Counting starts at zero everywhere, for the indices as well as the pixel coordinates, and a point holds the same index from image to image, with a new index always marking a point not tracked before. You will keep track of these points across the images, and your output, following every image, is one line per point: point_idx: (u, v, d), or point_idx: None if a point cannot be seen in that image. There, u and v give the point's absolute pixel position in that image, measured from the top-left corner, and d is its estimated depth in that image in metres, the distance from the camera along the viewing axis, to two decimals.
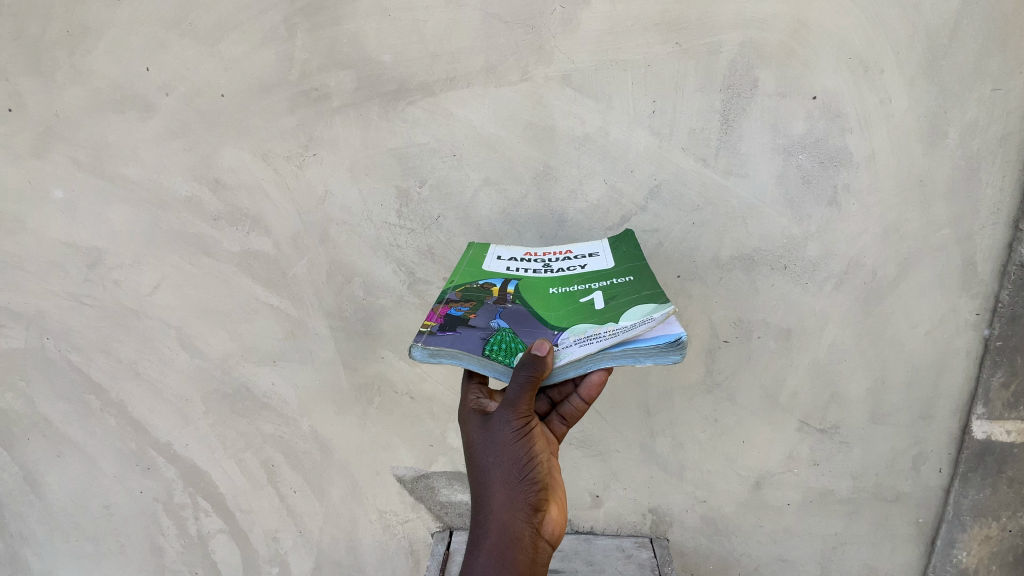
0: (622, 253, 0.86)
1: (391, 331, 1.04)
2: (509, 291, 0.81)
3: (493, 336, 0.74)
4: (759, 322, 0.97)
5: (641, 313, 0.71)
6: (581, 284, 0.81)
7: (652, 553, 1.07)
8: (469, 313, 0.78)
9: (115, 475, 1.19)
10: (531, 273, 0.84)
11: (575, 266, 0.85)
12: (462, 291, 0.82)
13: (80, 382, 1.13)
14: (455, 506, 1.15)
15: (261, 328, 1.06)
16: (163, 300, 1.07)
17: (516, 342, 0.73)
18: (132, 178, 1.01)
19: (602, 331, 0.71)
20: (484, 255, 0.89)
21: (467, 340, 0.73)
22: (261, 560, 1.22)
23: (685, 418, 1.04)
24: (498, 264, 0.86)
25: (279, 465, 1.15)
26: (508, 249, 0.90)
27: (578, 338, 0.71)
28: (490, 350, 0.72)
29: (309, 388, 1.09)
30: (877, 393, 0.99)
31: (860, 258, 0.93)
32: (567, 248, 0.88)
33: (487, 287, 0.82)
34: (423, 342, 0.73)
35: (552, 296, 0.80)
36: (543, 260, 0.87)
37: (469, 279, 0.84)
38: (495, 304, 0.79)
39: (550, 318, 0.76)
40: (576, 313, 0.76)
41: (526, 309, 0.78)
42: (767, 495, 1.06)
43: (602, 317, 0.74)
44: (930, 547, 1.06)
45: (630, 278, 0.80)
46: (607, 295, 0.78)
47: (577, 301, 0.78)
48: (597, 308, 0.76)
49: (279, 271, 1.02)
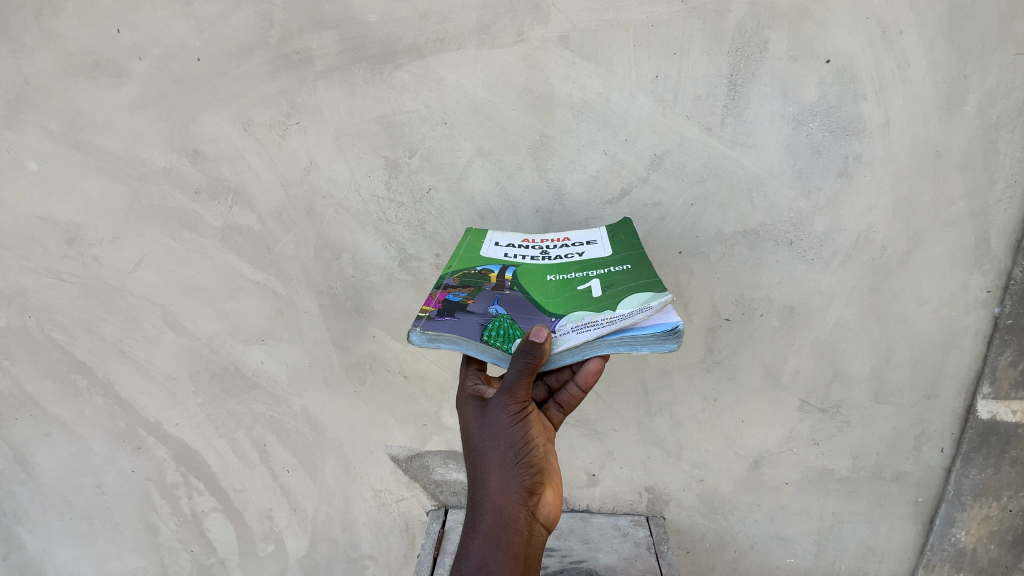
0: (619, 241, 0.82)
1: (382, 309, 1.01)
2: (507, 277, 0.78)
3: (491, 321, 0.71)
4: (763, 299, 0.93)
5: (638, 302, 0.68)
6: (579, 272, 0.77)
7: (648, 532, 1.06)
8: (467, 299, 0.74)
9: (106, 454, 1.17)
10: (529, 260, 0.80)
11: (573, 254, 0.81)
12: (461, 277, 0.78)
13: (65, 361, 1.11)
14: (450, 484, 1.14)
15: (248, 306, 1.03)
16: (146, 277, 1.03)
17: (514, 328, 0.70)
18: (108, 149, 0.96)
19: (598, 318, 0.68)
20: (482, 241, 0.85)
21: (465, 325, 0.71)
22: (257, 538, 1.22)
23: (684, 398, 1.01)
24: (496, 251, 0.83)
25: (272, 444, 1.13)
26: (505, 236, 0.86)
27: (575, 324, 0.69)
28: (489, 335, 0.70)
29: (299, 367, 1.06)
30: (881, 371, 0.97)
31: (869, 233, 0.89)
32: (565, 235, 0.84)
33: (485, 273, 0.78)
34: (421, 327, 0.70)
35: (549, 283, 0.76)
36: (541, 247, 0.83)
37: (467, 265, 0.81)
38: (493, 289, 0.76)
39: (548, 305, 0.73)
40: (574, 300, 0.73)
41: (523, 296, 0.75)
42: (766, 474, 1.05)
43: (599, 304, 0.71)
44: (929, 526, 1.05)
45: (629, 266, 0.76)
46: (604, 283, 0.74)
47: (575, 289, 0.75)
48: (594, 295, 0.73)
49: (265, 247, 0.98)
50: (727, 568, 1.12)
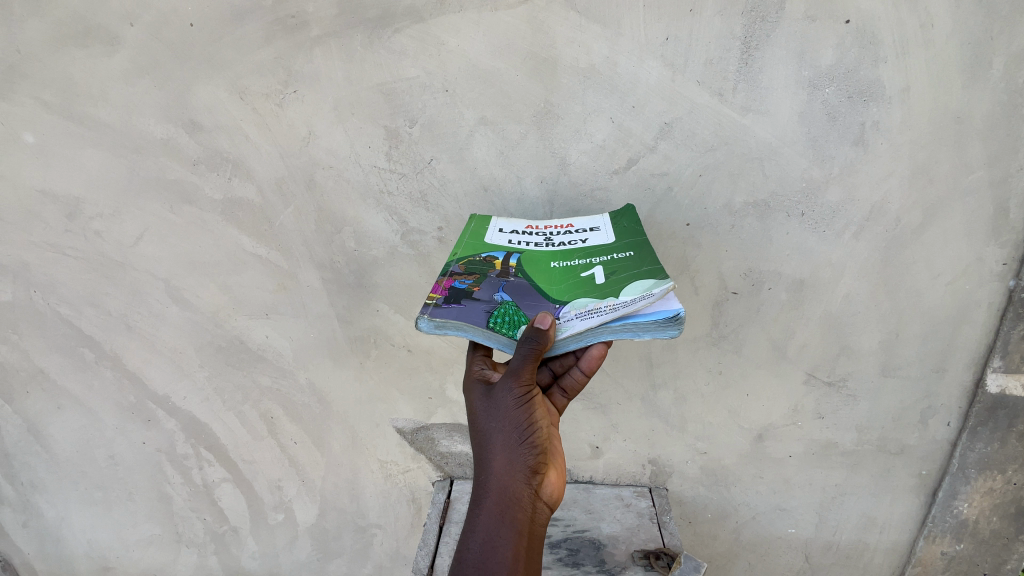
0: (623, 227, 0.81)
1: (385, 283, 1.00)
2: (512, 264, 0.76)
3: (498, 308, 0.70)
4: (771, 272, 0.92)
5: (641, 290, 0.68)
6: (582, 258, 0.76)
7: (651, 502, 1.07)
8: (473, 286, 0.73)
9: (117, 427, 1.19)
10: (533, 247, 0.79)
11: (576, 240, 0.80)
12: (466, 263, 0.77)
13: (72, 335, 1.11)
14: (455, 456, 1.15)
15: (251, 280, 1.02)
16: (148, 251, 1.02)
17: (519, 315, 0.69)
18: (103, 120, 0.94)
19: (600, 306, 0.68)
20: (485, 228, 0.83)
21: (471, 313, 0.69)
22: (267, 507, 1.24)
23: (689, 371, 1.01)
24: (500, 238, 0.81)
25: (278, 417, 1.15)
26: (509, 222, 0.84)
27: (579, 311, 0.68)
28: (495, 323, 0.69)
29: (304, 341, 1.07)
30: (890, 345, 0.95)
31: (883, 203, 0.86)
32: (568, 221, 0.82)
33: (490, 261, 0.77)
34: (428, 314, 0.69)
35: (553, 271, 0.75)
36: (545, 233, 0.81)
37: (471, 252, 0.79)
38: (498, 276, 0.75)
39: (551, 292, 0.72)
40: (577, 287, 0.72)
41: (528, 284, 0.74)
42: (769, 447, 1.05)
43: (602, 292, 0.70)
44: (931, 498, 1.06)
45: (631, 254, 0.76)
46: (607, 271, 0.74)
47: (578, 276, 0.74)
48: (597, 283, 0.72)
49: (266, 220, 0.97)
50: (729, 538, 1.14)
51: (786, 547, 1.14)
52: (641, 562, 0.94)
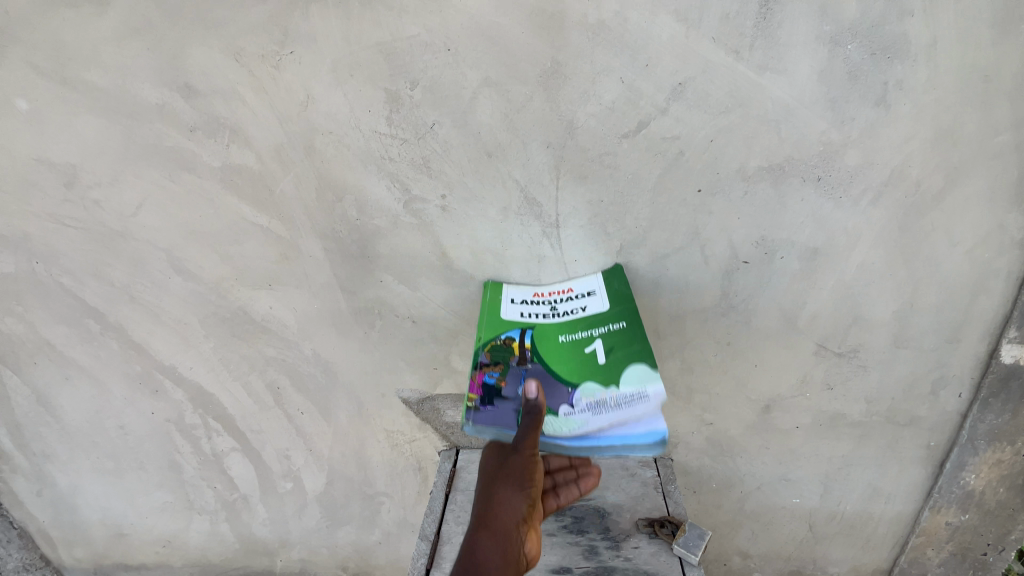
0: (616, 291, 0.93)
1: (388, 253, 0.98)
2: (527, 346, 0.91)
3: (523, 406, 0.87)
4: (784, 241, 0.89)
5: (639, 380, 0.86)
6: (585, 330, 0.91)
7: (656, 472, 1.05)
8: (499, 380, 0.90)
9: (125, 397, 1.20)
10: (542, 319, 0.93)
11: (577, 309, 0.93)
12: (491, 352, 0.92)
13: (77, 307, 1.11)
14: (460, 426, 1.16)
15: (253, 250, 1.01)
16: (148, 220, 1.01)
17: (544, 409, 0.87)
18: (96, 85, 0.91)
19: (607, 398, 0.86)
20: (499, 300, 0.96)
21: (504, 414, 0.87)
22: (276, 476, 1.26)
23: (697, 343, 0.99)
24: (513, 311, 0.95)
25: (284, 387, 1.15)
26: (518, 290, 0.97)
27: (591, 402, 0.86)
28: (523, 431, 0.87)
29: (307, 312, 1.06)
30: (904, 315, 0.93)
31: (904, 168, 0.83)
32: (568, 286, 0.96)
33: (509, 343, 0.92)
34: (471, 421, 0.87)
35: (561, 346, 0.91)
36: (550, 302, 0.95)
37: (493, 334, 0.93)
38: (517, 364, 0.90)
39: (564, 376, 0.89)
40: (584, 367, 0.89)
41: (543, 368, 0.89)
42: (776, 418, 1.04)
43: (603, 376, 0.87)
44: (938, 469, 1.05)
45: (625, 325, 0.90)
46: (607, 347, 0.89)
47: (583, 352, 0.90)
48: (600, 363, 0.88)
49: (266, 188, 0.95)
50: (733, 507, 1.15)
51: (790, 516, 1.14)
52: (646, 530, 0.93)
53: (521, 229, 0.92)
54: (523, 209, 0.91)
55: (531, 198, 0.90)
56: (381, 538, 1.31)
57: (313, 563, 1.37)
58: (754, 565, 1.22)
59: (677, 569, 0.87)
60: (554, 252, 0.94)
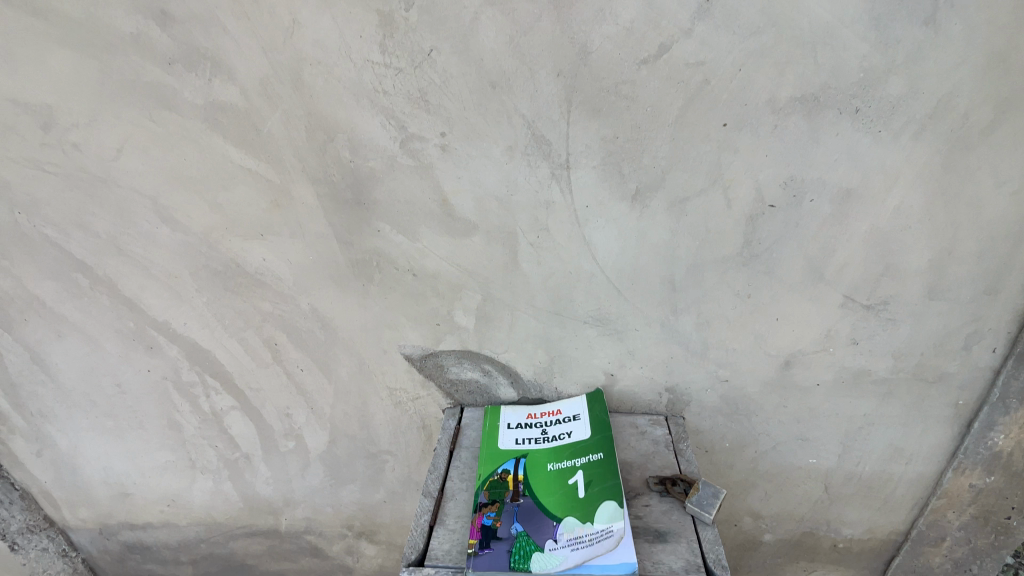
0: (597, 424, 0.95)
1: (385, 199, 0.92)
2: (519, 476, 0.85)
3: (515, 544, 0.75)
4: (815, 181, 0.82)
5: (608, 518, 0.77)
6: (568, 459, 0.87)
7: (667, 430, 1.01)
8: (496, 520, 0.78)
9: (120, 355, 1.17)
10: (532, 446, 0.91)
11: (562, 436, 0.93)
12: (489, 489, 0.83)
13: (64, 260, 1.07)
14: (464, 383, 1.10)
15: (242, 196, 0.95)
16: (131, 165, 0.95)
17: (530, 544, 0.74)
18: (66, 13, 0.84)
19: (582, 535, 0.75)
20: (496, 424, 0.98)
21: (498, 559, 0.73)
22: (277, 435, 1.24)
23: (715, 295, 0.93)
24: (509, 438, 0.94)
25: (282, 343, 1.11)
26: (514, 414, 1.00)
27: (570, 538, 0.75)
28: (516, 561, 0.72)
29: (302, 263, 1.01)
30: (940, 265, 0.87)
31: (952, 97, 0.75)
32: (557, 408, 0.99)
33: (502, 476, 0.85)
34: (472, 567, 0.72)
35: (549, 475, 0.85)
36: (540, 425, 0.96)
37: (488, 461, 0.89)
38: (511, 501, 0.81)
39: (547, 504, 0.80)
40: (565, 499, 0.81)
41: (533, 502, 0.81)
42: (796, 375, 0.99)
43: (581, 511, 0.78)
44: (964, 428, 1.01)
45: (602, 455, 0.87)
46: (586, 479, 0.83)
47: (566, 483, 0.83)
48: (579, 495, 0.81)
49: (253, 128, 0.88)
50: (746, 467, 1.11)
51: (805, 477, 1.10)
52: (657, 488, 0.87)
53: (528, 170, 0.85)
54: (530, 148, 0.84)
55: (538, 135, 0.83)
56: (385, 497, 1.30)
57: (317, 522, 1.37)
58: (766, 526, 1.19)
59: (689, 529, 0.79)
60: (563, 197, 0.87)
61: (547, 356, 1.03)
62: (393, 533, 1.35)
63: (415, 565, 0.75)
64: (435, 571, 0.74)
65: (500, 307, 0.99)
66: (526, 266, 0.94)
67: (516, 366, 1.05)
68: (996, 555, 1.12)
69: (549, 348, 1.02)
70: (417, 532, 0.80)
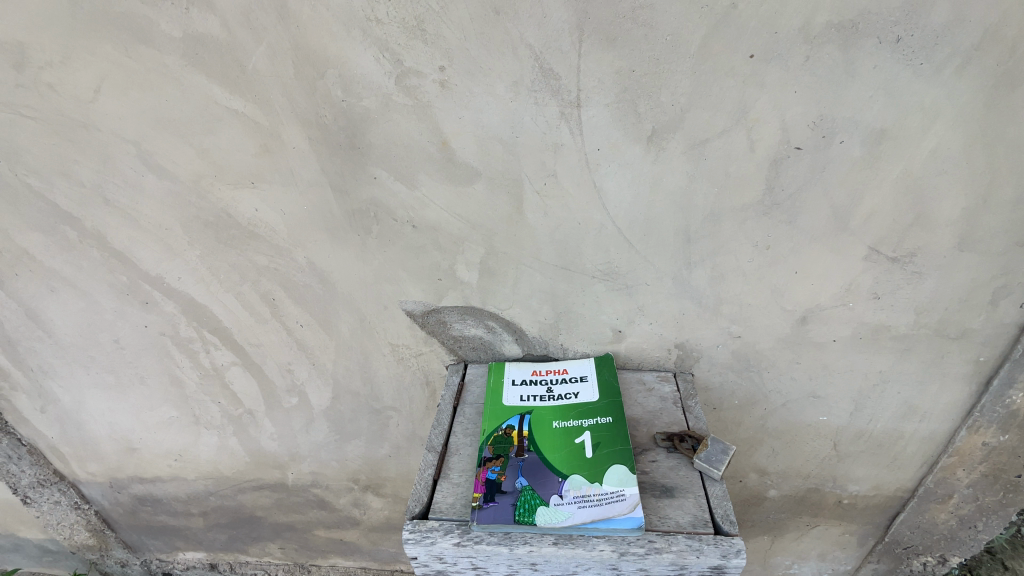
0: (606, 386, 0.92)
1: (381, 143, 0.86)
2: (525, 433, 0.83)
3: (520, 498, 0.73)
4: (846, 121, 0.75)
5: (619, 480, 0.74)
6: (576, 419, 0.85)
7: (675, 387, 0.98)
8: (501, 474, 0.76)
9: (116, 310, 1.14)
10: (538, 404, 0.89)
11: (569, 395, 0.90)
12: (494, 445, 0.81)
13: (49, 211, 1.02)
14: (468, 340, 1.07)
15: (230, 141, 0.89)
16: (110, 108, 0.89)
17: (535, 498, 0.73)
18: None
19: (590, 493, 0.73)
20: (501, 380, 0.95)
21: (503, 512, 0.71)
22: (280, 391, 1.23)
23: (731, 247, 0.88)
24: (514, 394, 0.91)
25: (280, 298, 1.08)
26: (519, 370, 0.97)
27: (577, 495, 0.73)
28: (521, 515, 0.71)
29: (297, 214, 0.96)
30: (974, 214, 0.81)
31: (1007, 23, 0.67)
32: (564, 367, 0.96)
33: (508, 432, 0.83)
34: (475, 519, 0.71)
35: (554, 433, 0.83)
36: (546, 383, 0.93)
37: (493, 417, 0.86)
38: (516, 456, 0.79)
39: (552, 460, 0.78)
40: (571, 457, 0.79)
41: (539, 458, 0.79)
42: (812, 331, 0.96)
43: (588, 470, 0.76)
44: (983, 386, 0.98)
45: (612, 418, 0.84)
46: (595, 439, 0.81)
47: (573, 442, 0.81)
48: (587, 455, 0.79)
49: (237, 65, 0.82)
50: (755, 424, 1.09)
51: (814, 434, 1.09)
52: (664, 444, 0.85)
53: (535, 110, 0.79)
54: (537, 84, 0.77)
55: (546, 69, 0.76)
56: (390, 452, 1.30)
57: (323, 476, 1.38)
58: (771, 481, 1.19)
59: (697, 484, 0.78)
60: (573, 139, 0.81)
61: (553, 312, 0.99)
62: (398, 486, 1.36)
63: (419, 518, 0.74)
64: (440, 524, 0.73)
65: (504, 261, 0.95)
66: (532, 217, 0.89)
67: (521, 322, 1.02)
68: (1003, 512, 1.13)
69: (555, 304, 0.98)
70: (421, 486, 0.79)
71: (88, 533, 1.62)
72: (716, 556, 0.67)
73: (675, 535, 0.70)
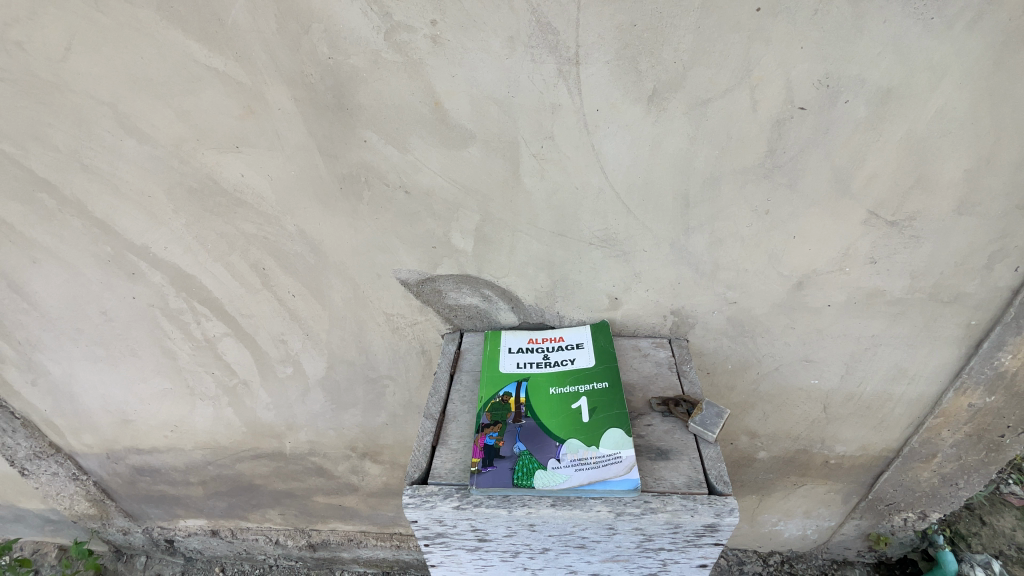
0: (602, 351, 0.92)
1: (372, 104, 0.82)
2: (522, 400, 0.83)
3: (518, 463, 0.74)
4: (851, 80, 0.73)
5: (615, 444, 0.75)
6: (573, 385, 0.85)
7: (670, 352, 0.99)
8: (498, 440, 0.77)
9: (101, 281, 1.12)
10: (535, 370, 0.89)
11: (566, 362, 0.91)
12: (491, 411, 0.82)
13: (25, 179, 0.98)
14: (464, 309, 1.06)
15: (212, 102, 0.85)
16: (82, 68, 0.84)
17: (533, 462, 0.74)
18: None
19: (588, 456, 0.74)
20: (498, 348, 0.95)
21: (501, 476, 0.72)
22: (274, 361, 1.22)
23: (730, 211, 0.87)
24: (511, 362, 0.91)
25: (270, 268, 1.06)
26: (515, 339, 0.97)
27: (575, 459, 0.74)
28: (519, 478, 0.72)
29: (285, 180, 0.93)
30: (975, 177, 0.80)
31: None
32: (560, 335, 0.96)
33: (505, 399, 0.83)
34: (474, 483, 0.72)
35: (552, 398, 0.83)
36: (543, 351, 0.93)
37: (490, 385, 0.86)
38: (514, 422, 0.79)
39: (549, 425, 0.79)
40: (568, 422, 0.79)
41: (536, 424, 0.79)
42: (807, 296, 0.96)
43: (585, 434, 0.77)
44: (974, 350, 0.99)
45: (608, 383, 0.85)
46: (591, 404, 0.81)
47: (570, 408, 0.81)
48: (584, 419, 0.79)
49: (214, 19, 0.77)
50: (748, 389, 1.11)
51: (805, 397, 1.11)
52: (660, 408, 0.85)
53: (532, 67, 0.76)
54: (534, 39, 0.74)
55: (544, 23, 0.73)
56: (387, 421, 1.31)
57: (321, 445, 1.39)
58: (761, 444, 1.22)
59: (691, 447, 0.79)
60: (571, 99, 0.78)
61: (549, 280, 0.98)
62: (396, 453, 1.38)
63: (419, 482, 0.75)
64: (439, 488, 0.73)
65: (500, 228, 0.93)
66: (529, 182, 0.87)
67: (517, 291, 1.01)
68: (983, 470, 1.17)
69: (551, 273, 0.97)
70: (420, 452, 0.80)
71: (88, 503, 1.64)
72: (710, 515, 0.68)
73: (670, 495, 0.71)
